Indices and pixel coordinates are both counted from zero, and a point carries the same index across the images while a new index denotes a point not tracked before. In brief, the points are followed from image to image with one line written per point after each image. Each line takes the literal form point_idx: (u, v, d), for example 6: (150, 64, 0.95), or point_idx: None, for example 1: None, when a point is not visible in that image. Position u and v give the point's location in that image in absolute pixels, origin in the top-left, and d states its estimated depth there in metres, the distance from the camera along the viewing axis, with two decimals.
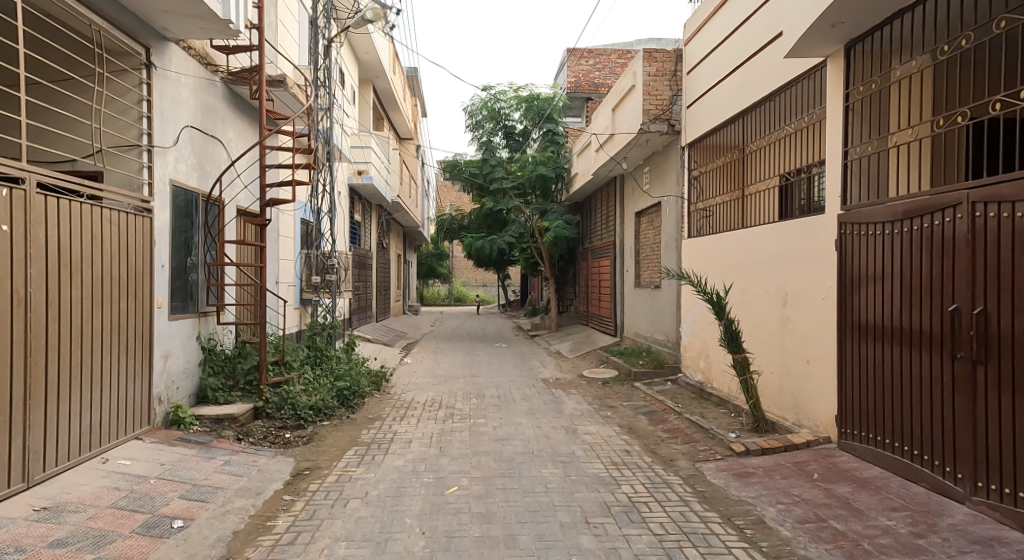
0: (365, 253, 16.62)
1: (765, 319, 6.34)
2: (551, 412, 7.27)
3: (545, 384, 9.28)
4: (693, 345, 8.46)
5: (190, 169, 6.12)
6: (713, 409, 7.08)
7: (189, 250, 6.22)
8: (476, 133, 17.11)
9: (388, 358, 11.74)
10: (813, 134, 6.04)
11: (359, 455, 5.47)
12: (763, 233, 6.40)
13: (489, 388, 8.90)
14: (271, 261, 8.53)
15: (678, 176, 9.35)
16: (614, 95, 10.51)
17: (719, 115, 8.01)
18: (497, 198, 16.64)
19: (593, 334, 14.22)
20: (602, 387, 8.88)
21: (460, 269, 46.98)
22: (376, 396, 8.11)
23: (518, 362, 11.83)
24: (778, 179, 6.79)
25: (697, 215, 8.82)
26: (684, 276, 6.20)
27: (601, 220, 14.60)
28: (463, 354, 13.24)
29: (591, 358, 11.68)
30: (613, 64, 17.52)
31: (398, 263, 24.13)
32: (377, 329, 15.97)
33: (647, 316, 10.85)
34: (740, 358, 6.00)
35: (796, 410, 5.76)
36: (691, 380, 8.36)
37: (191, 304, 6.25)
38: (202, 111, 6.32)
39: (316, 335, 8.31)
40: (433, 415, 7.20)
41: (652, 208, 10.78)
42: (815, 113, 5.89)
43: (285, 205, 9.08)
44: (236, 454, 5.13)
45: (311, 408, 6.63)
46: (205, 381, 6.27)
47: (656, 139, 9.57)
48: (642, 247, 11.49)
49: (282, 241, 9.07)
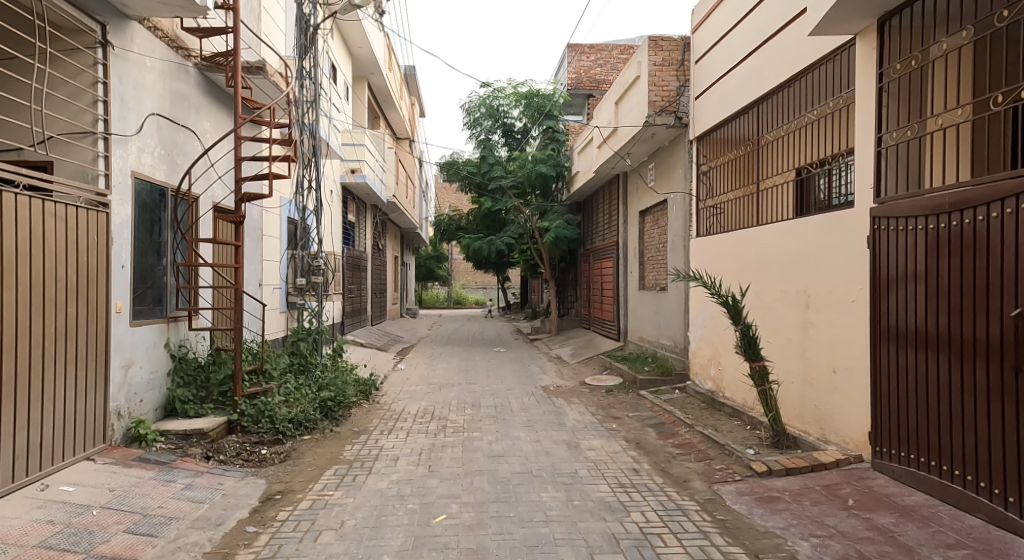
0: (359, 254, 16.10)
1: (784, 324, 5.82)
2: (551, 424, 6.74)
3: (546, 392, 8.76)
4: (703, 351, 7.93)
5: (156, 160, 5.60)
6: (726, 420, 6.56)
7: (156, 249, 5.70)
8: (473, 131, 16.60)
9: (380, 364, 11.24)
10: (842, 120, 5.49)
11: (338, 476, 4.94)
12: (782, 229, 5.87)
13: (485, 396, 8.36)
14: (253, 262, 8.03)
15: (685, 171, 8.81)
16: (616, 88, 10.00)
17: (732, 106, 7.49)
18: (496, 197, 16.13)
19: (594, 338, 13.71)
20: (605, 395, 8.35)
21: (459, 270, 46.54)
22: (364, 406, 7.60)
23: (517, 368, 11.33)
24: (800, 171, 6.24)
25: (706, 212, 8.31)
26: (696, 277, 5.67)
27: (603, 221, 14.10)
28: (460, 360, 12.71)
29: (593, 363, 11.16)
30: (615, 60, 17.00)
31: (395, 265, 23.63)
32: (370, 333, 15.48)
33: (652, 320, 10.34)
34: (758, 367, 5.51)
35: (822, 424, 5.23)
36: (701, 389, 7.85)
37: (159, 308, 5.73)
38: (170, 98, 5.81)
39: (301, 342, 7.83)
40: (424, 428, 6.66)
41: (657, 206, 10.27)
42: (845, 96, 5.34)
43: (268, 202, 8.57)
44: (200, 476, 4.59)
45: (290, 421, 6.12)
46: (173, 392, 5.77)
47: (663, 133, 9.03)
48: (647, 247, 10.97)
49: (266, 241, 8.57)
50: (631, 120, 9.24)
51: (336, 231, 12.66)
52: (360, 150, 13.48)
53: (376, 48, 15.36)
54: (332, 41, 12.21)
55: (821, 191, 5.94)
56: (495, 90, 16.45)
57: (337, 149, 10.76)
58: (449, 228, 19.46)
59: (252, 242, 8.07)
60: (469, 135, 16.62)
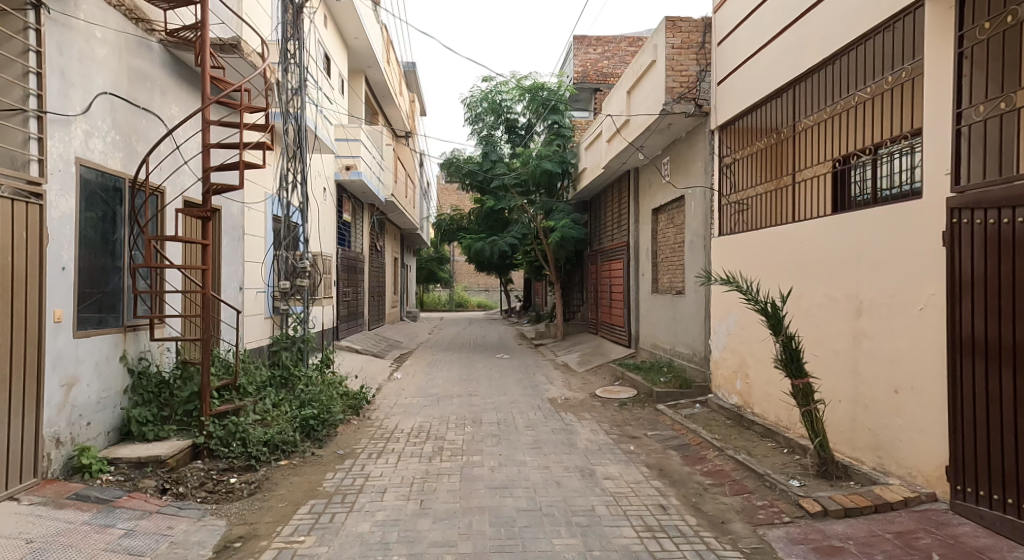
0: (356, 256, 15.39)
1: (831, 335, 5.06)
2: (560, 445, 6.01)
3: (553, 406, 8.00)
4: (729, 362, 7.18)
5: (110, 147, 4.88)
6: (761, 443, 5.81)
7: (108, 249, 4.99)
8: (475, 127, 15.91)
9: (374, 373, 10.53)
10: (910, 96, 4.73)
11: (313, 515, 4.21)
12: (826, 224, 5.13)
13: (487, 411, 7.63)
14: (231, 265, 7.35)
15: (705, 164, 8.08)
16: (628, 76, 9.30)
17: (761, 89, 6.75)
18: (498, 195, 15.44)
19: (603, 344, 12.97)
20: (619, 409, 7.63)
21: (461, 272, 45.96)
22: (352, 423, 6.89)
23: (521, 377, 10.59)
24: (851, 157, 5.48)
25: (729, 208, 7.59)
26: (729, 280, 4.93)
27: (611, 219, 13.39)
28: (460, 367, 11.98)
29: (603, 372, 10.41)
30: (623, 52, 16.29)
31: (395, 266, 22.95)
32: (367, 338, 14.78)
33: (667, 326, 9.62)
34: (802, 385, 4.79)
35: (880, 453, 4.47)
36: (725, 404, 7.14)
37: (113, 316, 5.02)
38: (127, 77, 5.10)
39: (285, 351, 7.28)
40: (418, 450, 5.93)
41: (673, 204, 9.54)
42: (915, 65, 4.58)
43: (251, 199, 7.87)
44: (146, 519, 3.85)
45: (264, 444, 5.40)
46: (129, 412, 5.05)
47: (681, 123, 8.28)
48: (661, 247, 10.22)
49: (248, 241, 7.86)
50: (646, 109, 8.52)
51: (328, 230, 11.95)
52: (356, 146, 12.80)
53: (373, 40, 14.68)
54: (325, 29, 11.53)
55: (880, 180, 5.16)
56: (497, 85, 15.81)
57: (329, 142, 10.04)
58: (449, 228, 18.68)
59: (231, 241, 7.39)
60: (470, 131, 15.90)
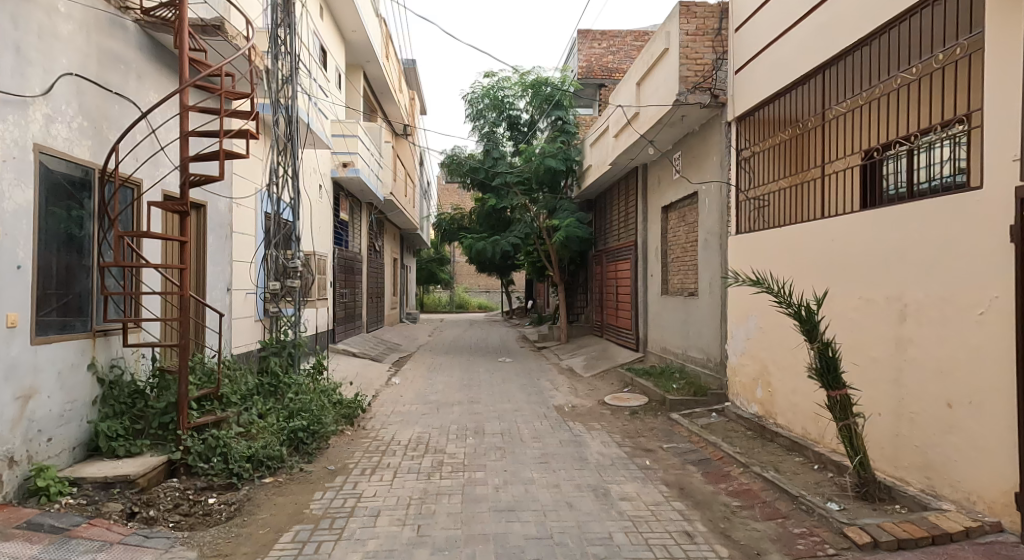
0: (354, 256, 14.96)
1: (869, 341, 4.61)
2: (570, 459, 5.56)
3: (560, 414, 7.55)
4: (750, 369, 6.72)
5: (76, 133, 4.44)
6: (789, 459, 5.35)
7: (75, 247, 4.55)
8: (476, 123, 15.40)
9: (372, 379, 10.08)
10: (970, 73, 4.27)
11: (297, 544, 3.77)
12: (862, 220, 4.68)
13: (490, 421, 7.17)
14: (216, 265, 6.91)
15: (721, 158, 7.63)
16: (639, 66, 8.86)
17: (783, 77, 6.30)
18: (500, 193, 15.06)
19: (610, 348, 12.52)
20: (630, 418, 7.18)
21: (461, 273, 45.54)
22: (346, 434, 6.44)
23: (524, 382, 10.14)
24: (896, 145, 5.02)
25: (748, 204, 7.13)
26: (758, 282, 4.47)
27: (617, 218, 12.94)
28: (461, 372, 11.53)
29: (611, 378, 9.95)
30: (628, 47, 15.87)
31: (395, 267, 22.53)
32: (365, 341, 14.33)
33: (678, 329, 9.18)
34: (840, 397, 4.33)
35: (931, 474, 4.00)
36: (745, 413, 6.69)
37: (81, 320, 4.58)
38: (96, 57, 4.66)
39: (273, 357, 6.82)
40: (416, 465, 5.48)
41: (685, 201, 9.09)
42: (976, 39, 4.12)
43: (240, 194, 7.42)
44: (104, 552, 3.43)
45: (247, 460, 4.94)
46: (98, 425, 4.60)
47: (696, 115, 7.83)
48: (672, 246, 9.77)
49: (236, 240, 7.41)
50: (658, 100, 8.08)
51: (324, 228, 11.51)
52: (353, 142, 12.35)
53: (372, 33, 14.26)
54: (320, 20, 11.13)
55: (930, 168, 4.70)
56: (499, 81, 15.38)
57: (324, 136, 9.60)
58: (450, 228, 18.22)
59: (217, 239, 6.95)
60: (472, 128, 15.44)
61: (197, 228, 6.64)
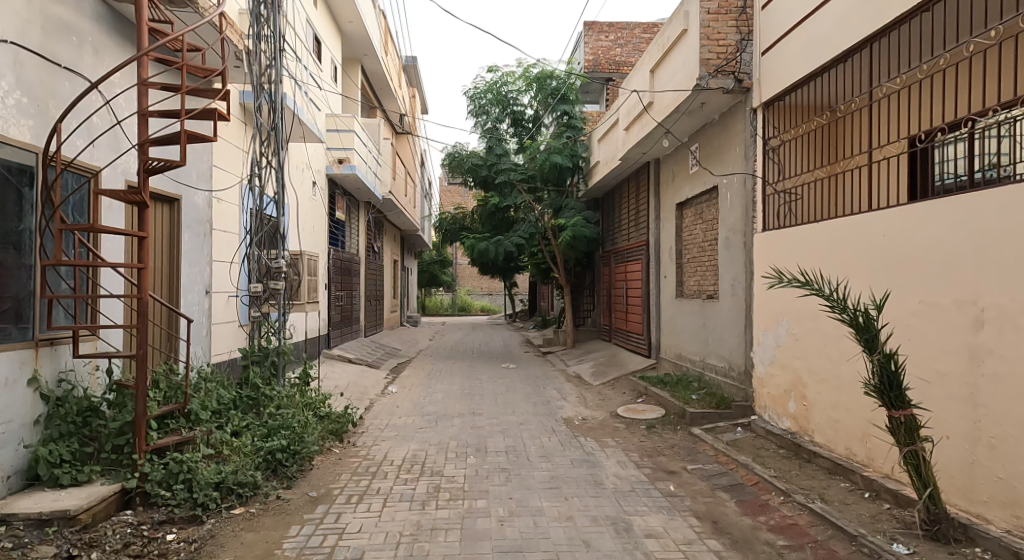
0: (351, 257, 14.36)
1: (936, 353, 3.95)
2: (584, 484, 4.93)
3: (569, 429, 6.91)
4: (782, 380, 6.07)
5: (11, 111, 3.84)
6: (835, 485, 4.70)
7: (10, 245, 3.94)
8: (479, 120, 14.85)
9: (367, 388, 9.46)
10: None
11: None
12: (928, 210, 4.04)
13: (493, 437, 6.52)
14: (192, 267, 6.32)
15: (745, 148, 6.99)
16: (653, 51, 8.26)
17: (817, 55, 5.66)
18: (503, 191, 14.41)
19: (619, 353, 11.87)
20: (647, 434, 6.55)
21: (465, 276, 45.04)
22: (333, 452, 5.82)
23: (530, 391, 9.51)
24: (963, 127, 4.39)
25: (776, 197, 6.50)
26: (805, 282, 3.82)
27: (627, 217, 12.31)
28: (462, 379, 10.89)
29: (622, 387, 9.30)
30: (637, 40, 15.25)
31: (394, 270, 21.93)
32: (362, 346, 13.71)
33: (696, 335, 8.53)
34: (905, 418, 3.66)
35: (1021, 512, 3.35)
36: (775, 429, 6.06)
37: (19, 327, 3.98)
38: (40, 24, 4.05)
39: (254, 367, 6.15)
40: (410, 490, 4.85)
41: (703, 197, 8.51)
42: None
43: (220, 189, 6.80)
44: None
45: (214, 487, 4.32)
46: (39, 450, 3.98)
47: (716, 102, 7.19)
48: (688, 245, 9.13)
49: (216, 238, 6.79)
50: (674, 86, 7.47)
51: (317, 227, 10.92)
52: (350, 137, 11.86)
53: (370, 26, 13.67)
54: (313, 8, 10.57)
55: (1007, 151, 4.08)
56: (503, 76, 14.80)
57: (316, 129, 8.99)
58: (451, 228, 17.57)
59: (192, 236, 6.34)
60: (474, 124, 14.83)
61: (170, 224, 6.03)
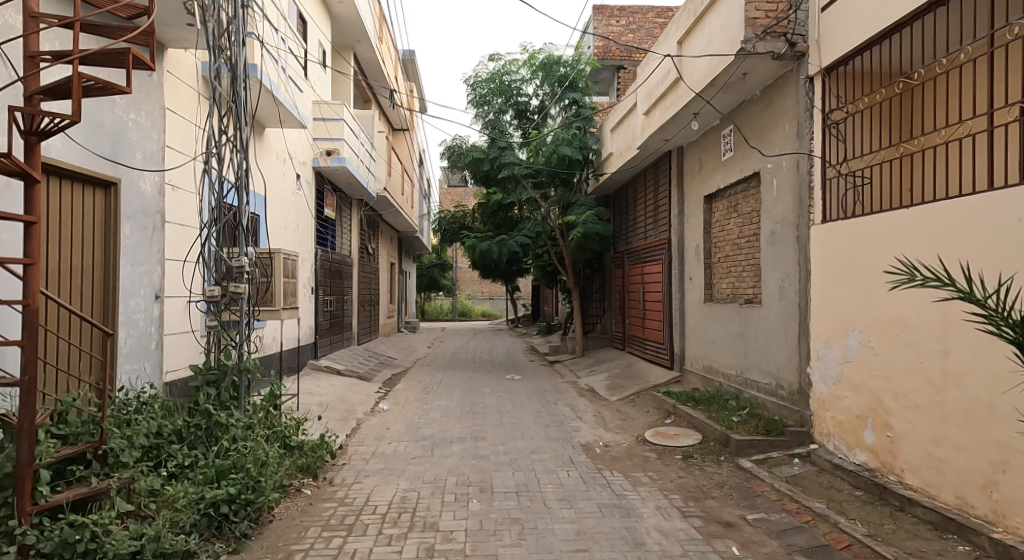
0: (342, 259, 13.29)
1: None
2: (621, 543, 3.84)
3: (591, 460, 5.81)
4: (856, 404, 4.96)
5: None
6: (951, 550, 3.61)
7: None
8: (480, 111, 13.64)
9: (355, 406, 8.37)
10: None
11: None
12: None
13: (501, 472, 5.41)
14: (137, 267, 5.26)
15: (797, 124, 5.90)
16: (683, 18, 7.24)
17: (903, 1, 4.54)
18: (506, 187, 13.37)
19: (635, 364, 10.75)
20: (685, 467, 5.45)
21: (465, 280, 44.09)
22: (303, 494, 4.74)
23: (539, 408, 8.41)
24: None
25: (841, 180, 5.43)
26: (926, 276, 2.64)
27: (643, 213, 11.23)
28: (463, 393, 9.78)
29: (644, 403, 8.18)
30: (650, 25, 14.16)
31: (391, 273, 20.88)
32: (354, 355, 12.64)
33: (732, 344, 7.42)
34: None
35: None
36: (847, 464, 4.96)
37: None
38: None
39: (208, 389, 4.99)
40: (395, 552, 3.74)
41: (739, 186, 7.44)
42: None
43: (172, 172, 5.71)
44: None
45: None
46: None
47: (762, 72, 6.15)
48: (720, 242, 8.05)
49: (169, 232, 5.70)
50: (711, 55, 6.41)
51: (299, 224, 9.85)
52: (341, 127, 10.78)
53: (363, 7, 12.57)
54: None
55: None
56: (506, 64, 13.70)
57: (296, 111, 7.96)
58: (450, 229, 16.33)
59: (136, 229, 5.26)
60: (475, 115, 13.64)
61: (105, 213, 4.94)
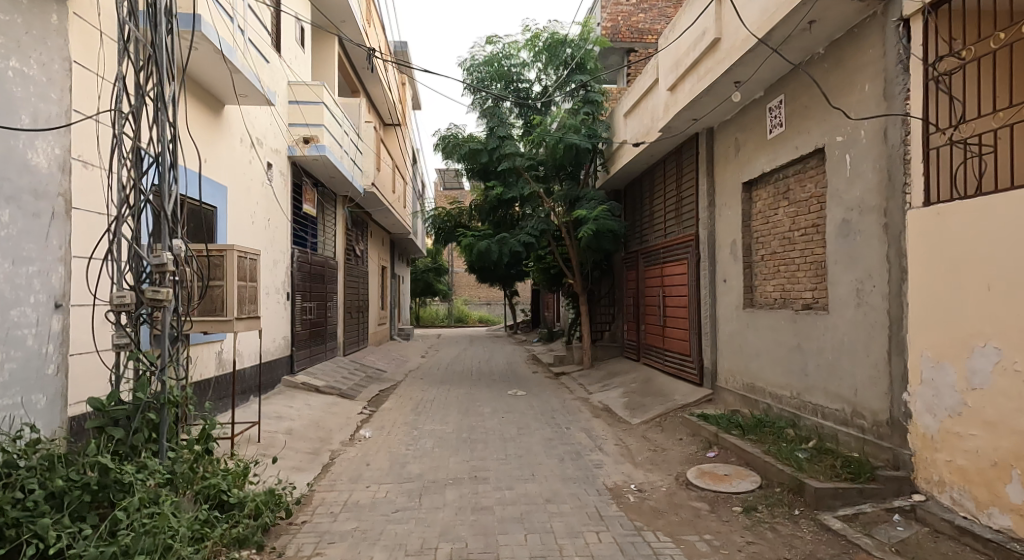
0: (324, 261, 11.92)
1: None
2: None
3: (625, 514, 4.51)
4: (989, 447, 3.69)
5: None
6: None
7: None
8: (478, 97, 12.35)
9: (330, 433, 7.01)
10: None
11: None
12: None
13: (509, 536, 4.09)
14: (25, 266, 3.95)
15: (886, 81, 4.61)
16: None
17: None
18: (506, 179, 11.97)
19: (655, 379, 9.45)
20: (754, 528, 4.16)
21: (462, 285, 42.76)
22: None
23: (551, 434, 7.07)
24: None
25: (954, 149, 4.12)
26: None
27: (662, 206, 9.95)
28: (459, 414, 8.44)
29: (676, 429, 6.86)
30: (663, 4, 12.88)
31: (383, 277, 19.51)
32: (338, 369, 11.27)
33: (786, 359, 6.10)
34: None
35: None
36: (981, 527, 3.69)
37: None
38: None
39: (112, 432, 3.68)
40: None
41: (792, 168, 6.14)
42: None
43: (79, 148, 4.46)
44: None
45: None
46: None
47: (835, 19, 4.90)
48: (764, 237, 6.77)
49: (77, 222, 4.41)
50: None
51: (268, 220, 8.53)
52: (319, 110, 9.47)
53: None
54: None
55: None
56: (505, 46, 12.46)
57: (258, 82, 6.63)
58: (446, 227, 14.67)
59: (24, 215, 3.95)
60: (472, 102, 12.35)
61: None
